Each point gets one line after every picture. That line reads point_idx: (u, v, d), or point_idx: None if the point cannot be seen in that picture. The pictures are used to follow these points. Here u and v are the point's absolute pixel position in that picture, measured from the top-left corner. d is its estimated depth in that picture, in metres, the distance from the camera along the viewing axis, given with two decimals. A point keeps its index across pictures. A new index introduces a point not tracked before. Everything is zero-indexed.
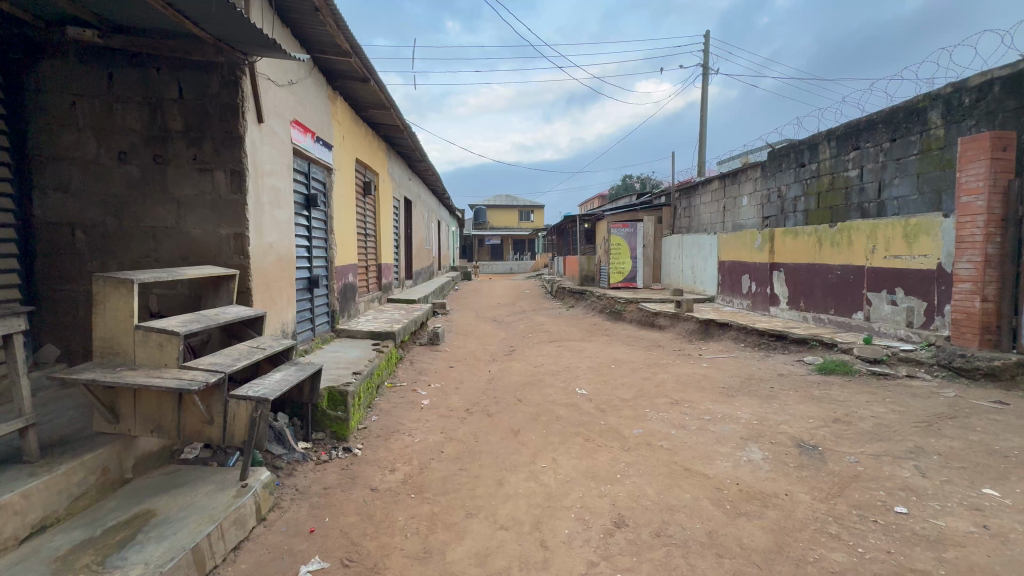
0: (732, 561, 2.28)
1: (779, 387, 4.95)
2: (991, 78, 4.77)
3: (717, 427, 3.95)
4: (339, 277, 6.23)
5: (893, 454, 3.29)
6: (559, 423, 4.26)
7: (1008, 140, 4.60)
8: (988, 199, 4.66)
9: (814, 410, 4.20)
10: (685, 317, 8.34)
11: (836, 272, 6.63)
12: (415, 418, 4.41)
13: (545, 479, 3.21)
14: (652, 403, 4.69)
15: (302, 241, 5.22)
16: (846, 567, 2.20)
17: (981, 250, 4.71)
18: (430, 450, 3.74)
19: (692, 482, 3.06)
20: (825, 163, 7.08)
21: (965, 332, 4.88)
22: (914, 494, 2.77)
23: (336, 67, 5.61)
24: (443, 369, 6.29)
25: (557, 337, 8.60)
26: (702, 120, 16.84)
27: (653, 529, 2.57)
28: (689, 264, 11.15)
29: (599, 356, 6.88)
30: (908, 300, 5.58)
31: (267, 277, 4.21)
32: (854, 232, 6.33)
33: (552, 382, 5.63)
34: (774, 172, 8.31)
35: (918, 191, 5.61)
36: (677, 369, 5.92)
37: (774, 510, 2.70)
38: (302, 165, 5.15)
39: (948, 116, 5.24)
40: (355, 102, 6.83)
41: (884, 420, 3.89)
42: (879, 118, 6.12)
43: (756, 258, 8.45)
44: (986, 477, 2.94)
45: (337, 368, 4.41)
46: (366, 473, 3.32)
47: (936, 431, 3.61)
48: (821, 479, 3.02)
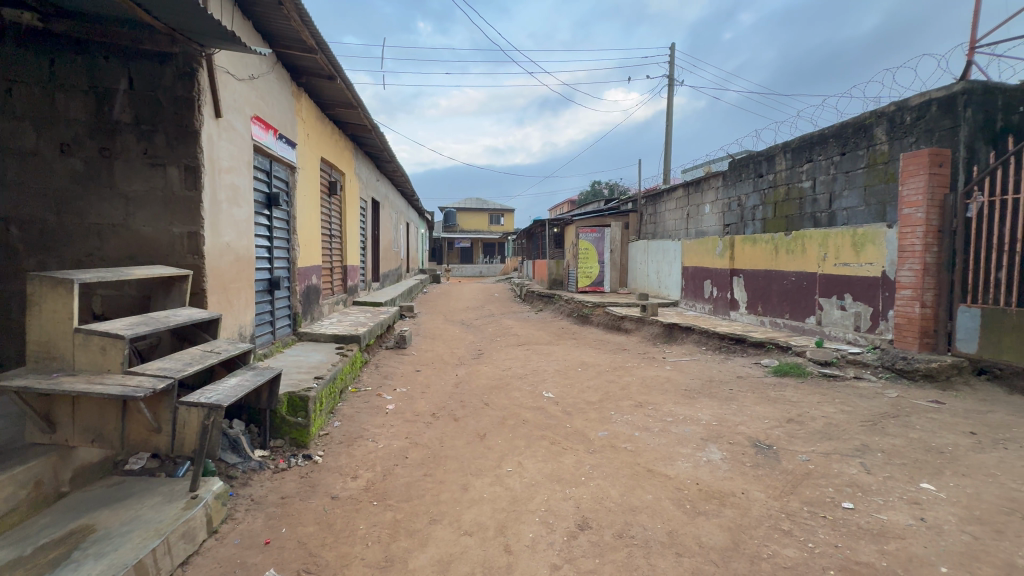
0: (691, 560, 2.34)
1: (738, 389, 5.12)
2: (930, 99, 5.11)
3: (678, 429, 4.06)
4: (302, 279, 6.05)
5: (841, 452, 3.46)
6: (525, 426, 4.27)
7: (944, 157, 4.96)
8: (927, 212, 4.99)
9: (770, 411, 4.37)
10: (650, 320, 8.54)
11: (791, 279, 6.94)
12: (380, 423, 4.32)
13: (510, 483, 3.20)
14: (617, 406, 4.76)
15: (263, 241, 5.04)
16: (797, 562, 2.29)
17: (920, 258, 5.04)
18: (394, 455, 3.66)
19: (655, 483, 3.12)
20: (781, 175, 7.41)
21: (906, 336, 5.19)
22: (860, 490, 2.92)
23: (301, 63, 5.46)
24: (409, 373, 6.20)
25: (525, 340, 8.64)
26: (667, 130, 17.33)
27: (616, 530, 2.60)
28: (655, 269, 11.43)
29: (566, 359, 6.95)
30: (856, 306, 5.89)
31: (223, 278, 4.04)
32: (807, 240, 6.64)
33: (520, 385, 5.64)
34: (734, 181, 8.63)
35: (865, 203, 5.91)
36: (642, 372, 6.05)
37: (731, 508, 2.78)
38: (263, 163, 4.97)
39: (891, 133, 5.57)
40: (321, 99, 6.67)
41: (833, 420, 4.09)
42: (830, 132, 6.45)
43: (717, 264, 8.74)
44: (924, 472, 3.13)
45: (299, 373, 4.27)
46: (327, 481, 3.23)
47: (880, 430, 3.82)
48: (774, 477, 3.14)
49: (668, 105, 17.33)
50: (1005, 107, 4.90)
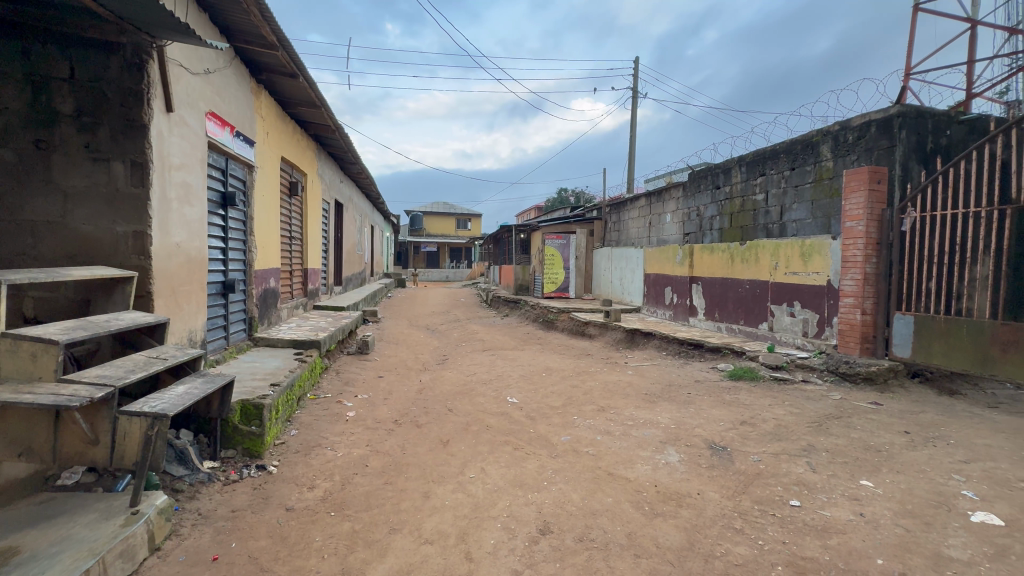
0: (649, 561, 2.39)
1: (695, 393, 5.29)
2: (869, 120, 5.48)
3: (639, 432, 4.15)
4: (259, 282, 5.82)
5: (789, 452, 3.63)
6: (488, 432, 4.26)
7: (881, 175, 5.32)
8: (866, 225, 5.34)
9: (724, 414, 4.54)
10: (613, 326, 8.71)
11: (746, 286, 7.25)
12: (339, 431, 4.20)
13: (473, 489, 3.18)
14: (580, 411, 4.82)
15: (217, 242, 4.82)
16: (748, 559, 2.38)
17: (860, 269, 5.38)
18: (354, 464, 3.57)
19: (615, 486, 3.17)
20: (736, 187, 7.74)
21: (849, 341, 5.52)
22: (806, 488, 3.07)
23: (261, 59, 5.29)
24: (371, 379, 6.07)
25: (490, 345, 8.62)
26: (632, 141, 17.82)
27: (577, 534, 2.63)
28: (618, 275, 11.69)
29: (531, 364, 6.98)
30: (804, 312, 6.21)
31: (172, 281, 3.83)
32: (760, 250, 6.96)
33: (484, 391, 5.62)
34: (693, 192, 8.95)
35: (813, 215, 6.25)
36: (605, 376, 6.15)
37: (687, 509, 2.86)
38: (218, 161, 4.77)
39: (836, 150, 5.92)
40: (281, 97, 6.48)
41: (783, 421, 4.28)
42: (781, 148, 6.80)
43: (678, 271, 9.03)
44: (863, 469, 3.32)
45: (253, 379, 4.10)
46: (281, 492, 3.11)
47: (825, 430, 4.04)
48: (728, 477, 3.26)
49: (633, 116, 17.81)
50: (934, 130, 5.31)
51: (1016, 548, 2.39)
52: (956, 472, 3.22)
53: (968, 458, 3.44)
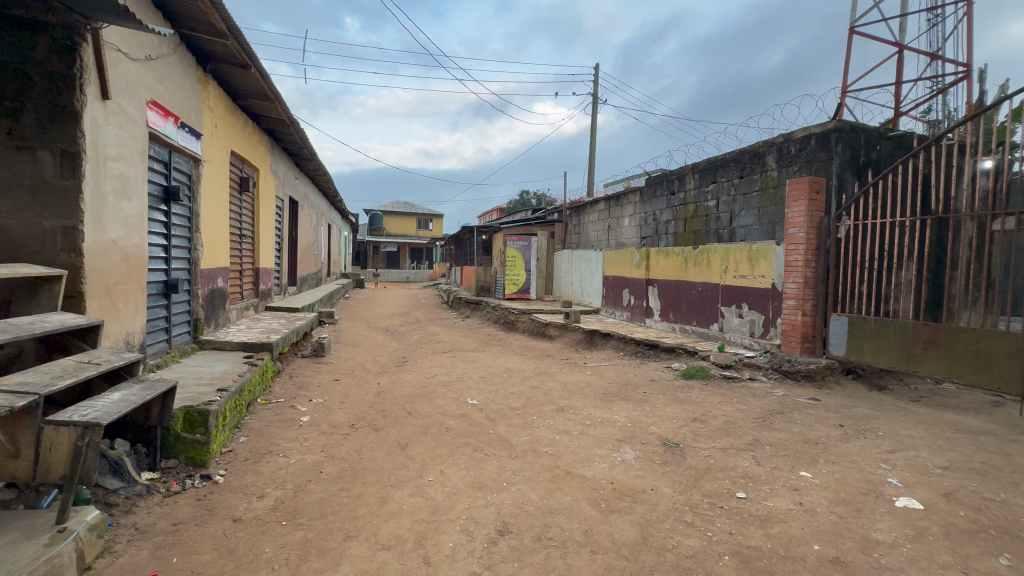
0: (605, 556, 2.45)
1: (651, 392, 5.46)
2: (810, 133, 5.85)
3: (597, 431, 4.24)
4: (205, 281, 5.53)
5: (737, 446, 3.82)
6: (448, 434, 4.23)
7: (820, 185, 5.69)
8: (807, 232, 5.69)
9: (677, 412, 4.71)
10: (573, 327, 8.85)
11: (698, 288, 7.56)
12: (292, 437, 4.05)
13: (431, 493, 3.14)
14: (539, 411, 4.86)
15: (159, 239, 4.54)
16: (697, 550, 2.48)
17: (801, 273, 5.73)
18: (308, 470, 3.45)
19: (573, 484, 3.23)
20: (690, 194, 8.05)
21: (791, 341, 5.85)
22: (751, 481, 3.24)
23: (209, 47, 5.03)
24: (327, 383, 5.88)
25: (451, 347, 8.56)
26: (592, 146, 18.20)
27: (535, 533, 2.66)
28: (578, 277, 11.89)
29: (492, 365, 6.98)
30: (751, 314, 6.55)
31: (107, 280, 3.58)
32: (712, 254, 7.28)
33: (444, 393, 5.57)
34: (650, 197, 9.22)
35: (759, 222, 6.60)
36: (564, 377, 6.23)
37: (641, 505, 2.95)
38: (160, 153, 4.49)
39: (780, 161, 6.27)
40: (231, 88, 6.19)
41: (731, 417, 4.50)
42: (731, 157, 7.14)
43: (635, 273, 9.30)
44: (803, 461, 3.53)
45: (198, 385, 3.89)
46: (228, 502, 2.96)
47: (769, 425, 4.27)
48: (680, 473, 3.39)
49: (593, 121, 18.19)
50: (866, 145, 5.74)
51: (933, 529, 2.62)
52: (883, 461, 3.48)
53: (894, 448, 3.73)
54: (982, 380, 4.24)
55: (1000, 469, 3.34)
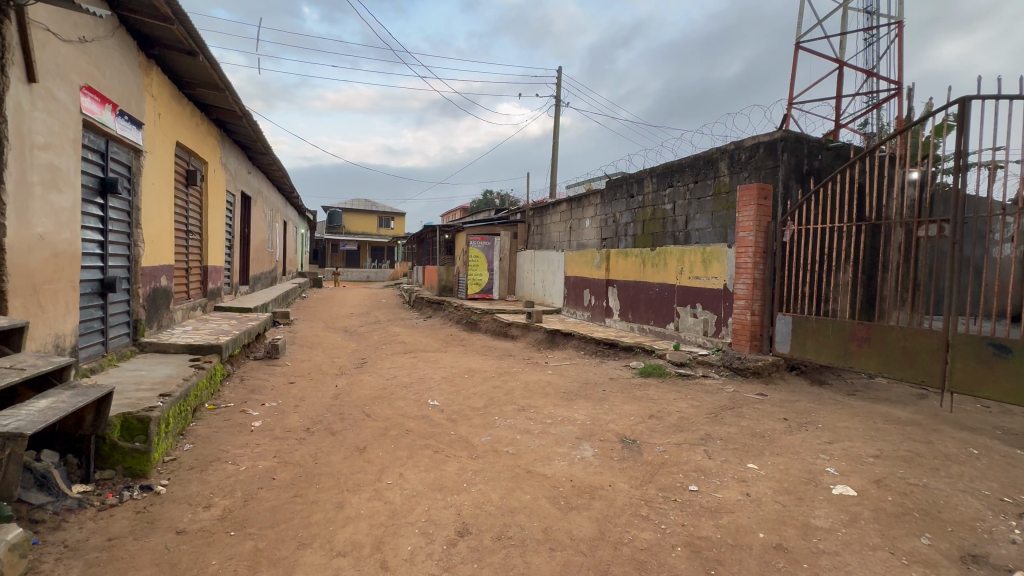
0: (563, 553, 2.48)
1: (609, 390, 5.58)
2: (758, 142, 6.15)
3: (557, 430, 4.29)
4: (147, 280, 5.20)
5: (690, 441, 3.97)
6: (408, 436, 4.17)
7: (767, 192, 5.99)
8: (755, 236, 5.98)
9: (635, 409, 4.84)
10: (534, 327, 8.93)
11: (655, 289, 7.80)
12: (242, 443, 3.87)
13: (390, 496, 3.09)
14: (500, 411, 4.88)
15: (94, 234, 4.23)
16: (651, 543, 2.56)
17: (750, 274, 6.02)
18: (259, 477, 3.31)
19: (533, 483, 3.26)
20: (648, 197, 8.27)
21: (741, 340, 6.14)
22: (703, 474, 3.38)
23: (152, 31, 4.74)
24: (280, 386, 5.66)
25: (412, 347, 8.43)
26: (555, 148, 18.40)
27: (495, 533, 2.66)
28: (541, 277, 11.99)
29: (453, 366, 6.94)
30: (705, 314, 6.81)
31: (33, 278, 3.31)
32: (668, 256, 7.52)
33: (404, 395, 5.47)
34: (610, 200, 9.41)
35: (712, 225, 6.87)
36: (525, 377, 6.28)
37: (599, 501, 3.01)
38: (95, 142, 4.19)
39: (732, 167, 6.55)
40: (176, 76, 5.85)
41: (686, 414, 4.67)
42: (686, 162, 7.39)
43: (596, 274, 9.48)
44: (750, 454, 3.71)
45: (137, 390, 3.64)
46: (170, 514, 2.80)
47: (720, 420, 4.46)
48: (636, 468, 3.48)
49: (555, 123, 18.39)
50: (809, 155, 6.09)
51: (864, 513, 2.82)
52: (822, 452, 3.71)
53: (832, 439, 3.99)
54: (908, 374, 4.59)
55: (923, 456, 3.63)
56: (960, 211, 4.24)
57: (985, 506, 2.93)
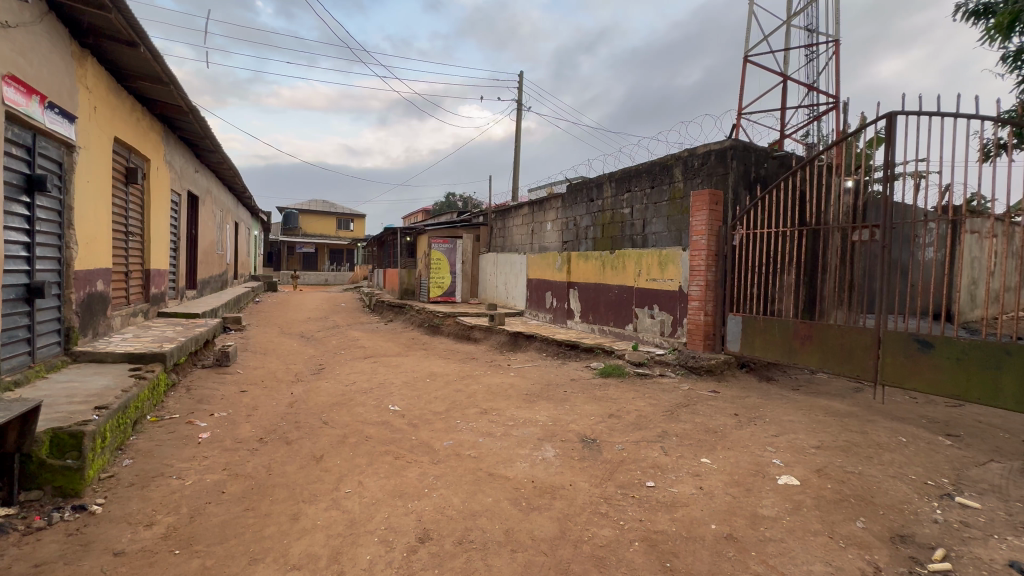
0: (524, 554, 2.50)
1: (570, 391, 5.67)
2: (710, 149, 6.42)
3: (518, 431, 4.31)
4: (81, 285, 4.85)
5: (647, 438, 4.09)
6: (367, 443, 4.07)
7: (718, 198, 6.26)
8: (708, 240, 6.24)
9: (595, 409, 4.94)
10: (497, 329, 8.92)
11: (615, 291, 8.01)
12: (189, 456, 3.67)
13: (348, 505, 3.01)
14: (463, 414, 4.85)
15: (19, 235, 3.91)
16: (610, 540, 2.62)
17: (703, 277, 6.27)
18: (207, 492, 3.15)
19: (495, 485, 3.26)
20: (607, 202, 8.46)
21: (696, 339, 6.38)
22: (659, 470, 3.48)
23: (86, 19, 4.44)
24: (231, 395, 5.40)
25: (372, 352, 8.25)
26: (517, 151, 18.54)
27: (456, 537, 2.64)
28: (503, 280, 12.03)
29: (415, 370, 6.84)
30: (661, 314, 7.05)
31: None
32: (627, 259, 7.75)
33: (363, 400, 5.35)
34: (571, 203, 9.56)
35: (667, 229, 7.10)
36: (488, 380, 6.26)
37: (560, 501, 3.06)
38: (21, 136, 3.88)
39: (686, 173, 6.80)
40: (115, 67, 5.50)
41: (643, 412, 4.80)
42: (643, 168, 7.61)
43: (557, 277, 9.62)
44: (704, 449, 3.86)
45: (69, 403, 3.38)
46: (107, 534, 2.61)
47: (675, 417, 4.62)
48: (596, 467, 3.55)
49: (517, 127, 18.53)
50: (756, 163, 6.42)
51: (806, 501, 2.99)
52: (769, 444, 3.92)
53: (778, 432, 4.21)
54: (846, 369, 4.90)
55: (858, 445, 3.90)
56: (888, 218, 4.59)
57: (913, 490, 3.17)
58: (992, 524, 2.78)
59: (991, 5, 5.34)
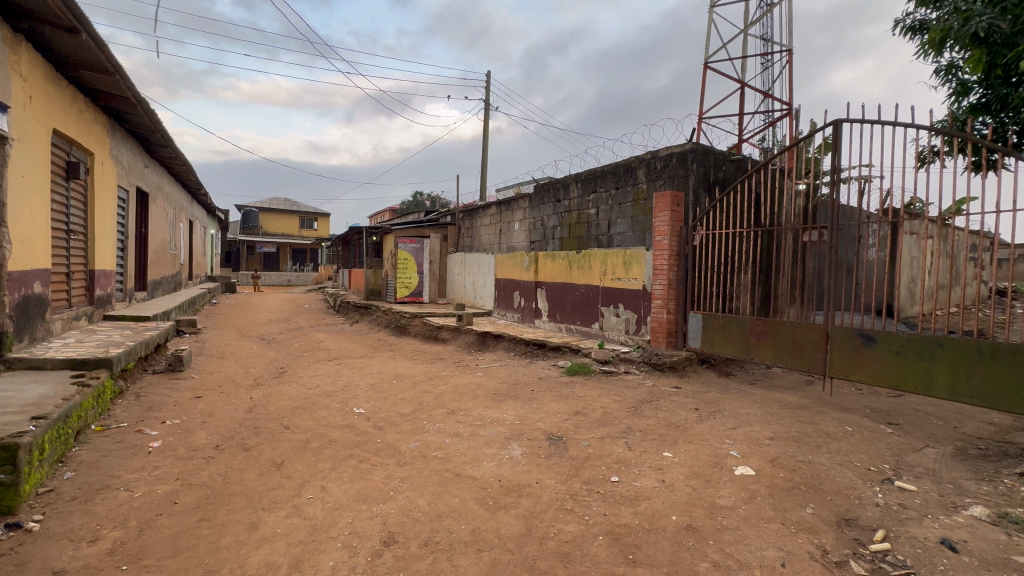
0: (490, 553, 2.51)
1: (538, 390, 5.71)
2: (672, 152, 6.61)
3: (486, 431, 4.32)
4: (16, 287, 4.52)
5: (612, 434, 4.17)
6: (331, 447, 3.98)
7: (679, 199, 6.45)
8: (670, 240, 6.43)
9: (561, 407, 5.00)
10: (465, 329, 8.89)
11: (581, 290, 8.13)
12: (138, 467, 3.48)
13: (310, 511, 2.94)
14: (430, 415, 4.81)
15: None
16: (575, 535, 2.66)
17: (666, 276, 6.45)
18: (158, 503, 3.00)
19: (461, 486, 3.25)
20: (573, 202, 8.56)
21: (659, 337, 6.56)
22: (623, 465, 3.57)
23: (20, 3, 4.15)
24: (185, 401, 5.17)
25: (336, 354, 8.06)
26: (486, 150, 18.52)
27: (422, 539, 2.62)
28: (471, 280, 11.99)
29: (381, 372, 6.72)
30: (626, 313, 7.20)
31: None
32: (593, 258, 7.88)
33: (327, 404, 5.23)
34: (538, 203, 9.62)
35: (632, 229, 7.26)
36: (456, 380, 6.23)
37: (526, 498, 3.08)
38: None
39: (649, 175, 6.97)
40: (53, 55, 5.16)
41: (609, 408, 4.90)
42: (608, 169, 7.75)
43: (525, 276, 9.68)
44: (666, 443, 3.98)
45: (2, 414, 3.15)
46: (45, 553, 2.45)
47: (639, 413, 4.74)
48: (562, 464, 3.60)
49: (484, 126, 18.51)
50: (715, 166, 6.65)
51: (761, 490, 3.13)
52: (727, 437, 4.07)
53: (735, 425, 4.38)
54: (798, 363, 5.15)
55: (809, 435, 4.10)
56: (836, 220, 4.84)
57: (857, 476, 3.37)
58: (926, 505, 2.99)
59: (925, 21, 5.72)
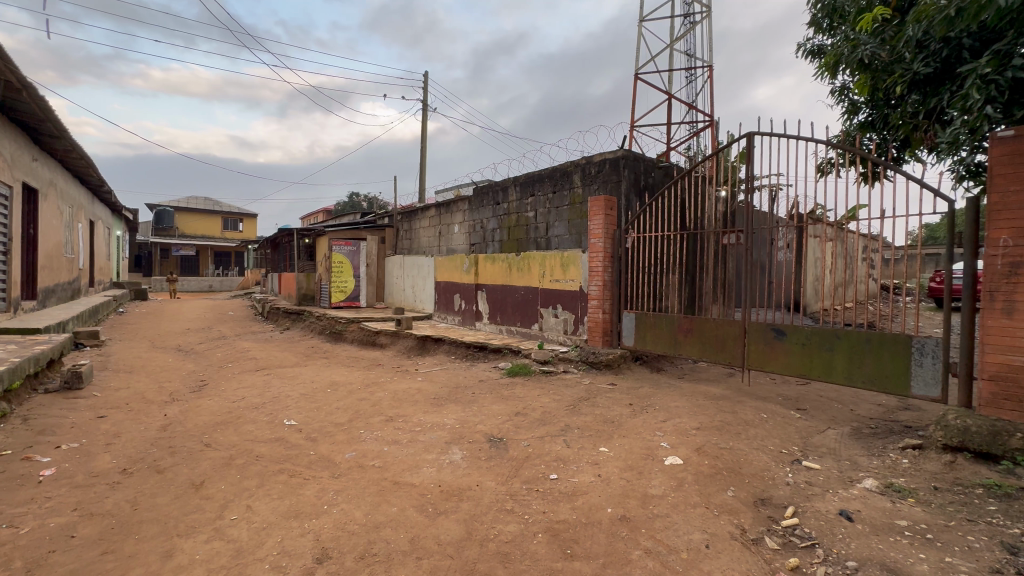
0: (429, 560, 2.47)
1: (478, 392, 5.71)
2: (605, 158, 6.88)
3: (425, 437, 4.25)
4: None
5: (551, 433, 4.26)
6: (258, 462, 3.74)
7: (613, 203, 6.69)
8: (604, 242, 6.66)
9: (502, 408, 5.03)
10: (404, 333, 8.69)
11: (521, 292, 8.24)
12: (26, 499, 3.08)
13: (234, 533, 2.74)
14: (367, 424, 4.66)
15: None
16: (514, 535, 2.69)
17: (601, 277, 6.68)
18: (50, 539, 2.67)
19: (400, 494, 3.18)
20: (512, 205, 8.65)
21: (595, 336, 6.76)
22: (562, 462, 3.65)
23: None
24: (85, 422, 4.63)
25: (265, 364, 7.58)
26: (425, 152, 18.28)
27: (358, 552, 2.54)
28: (410, 283, 11.75)
29: (314, 381, 6.41)
30: (564, 314, 7.38)
31: None
32: (532, 261, 8.01)
33: (254, 417, 4.90)
34: (477, 206, 9.60)
35: (568, 232, 7.47)
36: (394, 386, 6.06)
37: (466, 502, 3.07)
38: None
39: (585, 179, 7.20)
40: None
41: (548, 408, 5.00)
42: (545, 173, 7.92)
43: (465, 279, 9.64)
44: (602, 439, 4.13)
45: None
46: None
47: (577, 411, 4.88)
48: (503, 465, 3.62)
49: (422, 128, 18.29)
50: (645, 172, 7.00)
51: (688, 478, 3.33)
52: (658, 429, 4.29)
53: (666, 417, 4.63)
54: (720, 357, 5.54)
55: (730, 423, 4.43)
56: (751, 223, 5.24)
57: (771, 458, 3.69)
58: (828, 481, 3.33)
59: (822, 46, 6.38)
